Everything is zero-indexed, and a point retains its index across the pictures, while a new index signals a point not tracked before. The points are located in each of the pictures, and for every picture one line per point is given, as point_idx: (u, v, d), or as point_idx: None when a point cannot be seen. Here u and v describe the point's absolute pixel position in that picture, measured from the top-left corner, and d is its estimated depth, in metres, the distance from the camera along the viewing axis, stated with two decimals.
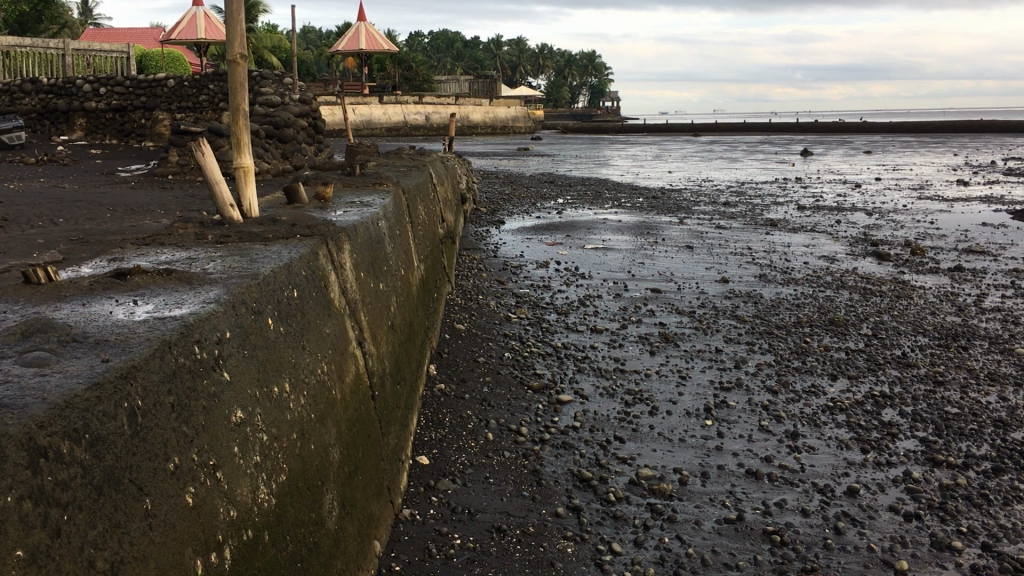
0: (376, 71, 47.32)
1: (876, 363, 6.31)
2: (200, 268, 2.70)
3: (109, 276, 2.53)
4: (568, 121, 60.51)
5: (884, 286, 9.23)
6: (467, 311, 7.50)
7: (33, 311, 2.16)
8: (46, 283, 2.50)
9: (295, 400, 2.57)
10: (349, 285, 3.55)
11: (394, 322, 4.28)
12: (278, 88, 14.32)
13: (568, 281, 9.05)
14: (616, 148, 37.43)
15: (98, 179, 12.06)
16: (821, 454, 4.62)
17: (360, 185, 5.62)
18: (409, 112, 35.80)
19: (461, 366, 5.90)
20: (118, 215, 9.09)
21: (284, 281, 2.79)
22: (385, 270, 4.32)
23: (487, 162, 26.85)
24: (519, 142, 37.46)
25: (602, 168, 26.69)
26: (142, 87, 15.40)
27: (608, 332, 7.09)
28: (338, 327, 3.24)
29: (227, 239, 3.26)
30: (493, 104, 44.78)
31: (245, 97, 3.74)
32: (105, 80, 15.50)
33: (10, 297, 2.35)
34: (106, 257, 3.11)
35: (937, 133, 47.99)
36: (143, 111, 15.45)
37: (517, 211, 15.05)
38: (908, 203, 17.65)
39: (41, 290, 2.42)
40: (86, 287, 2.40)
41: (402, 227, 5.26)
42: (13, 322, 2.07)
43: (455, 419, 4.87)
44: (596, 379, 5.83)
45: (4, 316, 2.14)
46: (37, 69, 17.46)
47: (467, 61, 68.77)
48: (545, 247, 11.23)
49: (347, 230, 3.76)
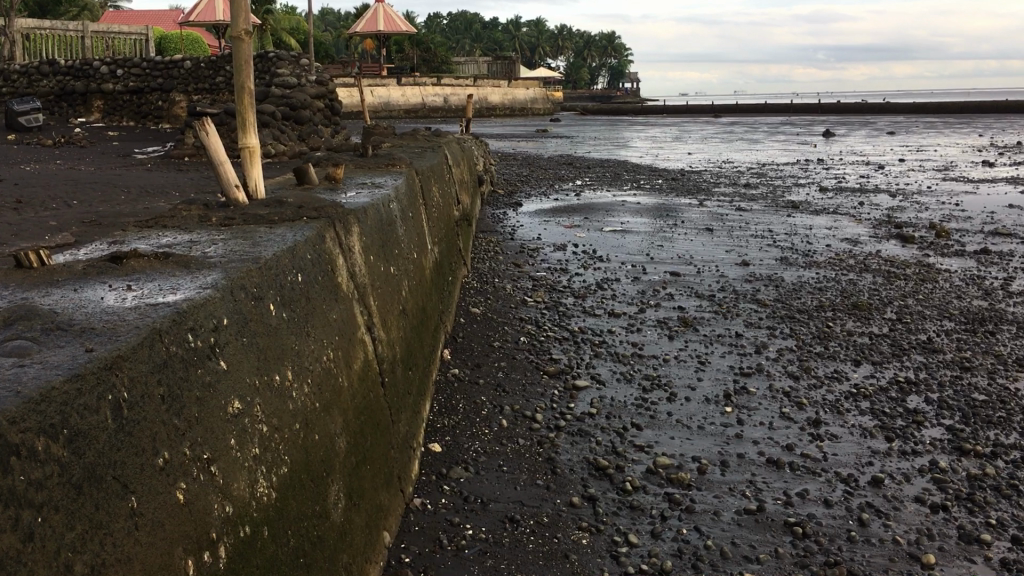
0: (394, 52, 47.12)
1: (900, 348, 6.16)
2: (200, 252, 2.61)
3: (103, 260, 2.44)
4: (587, 103, 60.19)
5: (909, 269, 9.04)
6: (483, 294, 7.39)
7: (22, 296, 2.08)
8: (39, 267, 2.42)
9: (297, 388, 2.48)
10: (358, 268, 3.45)
11: (405, 307, 4.19)
12: (295, 70, 14.21)
13: (586, 265, 8.92)
14: (635, 130, 37.09)
15: (115, 161, 12.03)
16: (844, 443, 4.49)
17: (372, 166, 5.51)
18: (427, 94, 35.63)
19: (476, 350, 5.81)
20: (133, 198, 9.02)
21: (287, 265, 2.69)
22: (397, 253, 4.22)
23: (506, 144, 26.69)
24: (537, 125, 37.24)
25: (622, 149, 26.50)
26: (159, 69, 15.33)
27: (626, 316, 6.98)
28: (345, 313, 3.15)
29: (232, 222, 3.17)
30: (512, 85, 44.52)
31: (250, 75, 3.63)
32: (122, 61, 15.46)
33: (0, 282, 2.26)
34: (105, 240, 3.04)
35: (962, 113, 47.30)
36: (160, 93, 15.40)
37: (535, 193, 14.92)
38: (933, 185, 17.36)
39: (33, 275, 2.33)
40: (78, 272, 2.32)
41: (415, 209, 5.16)
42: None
43: (469, 405, 4.78)
44: (613, 364, 5.72)
45: None
46: (56, 51, 17.44)
47: (486, 42, 68.41)
48: (563, 230, 11.09)
49: (356, 212, 3.66)
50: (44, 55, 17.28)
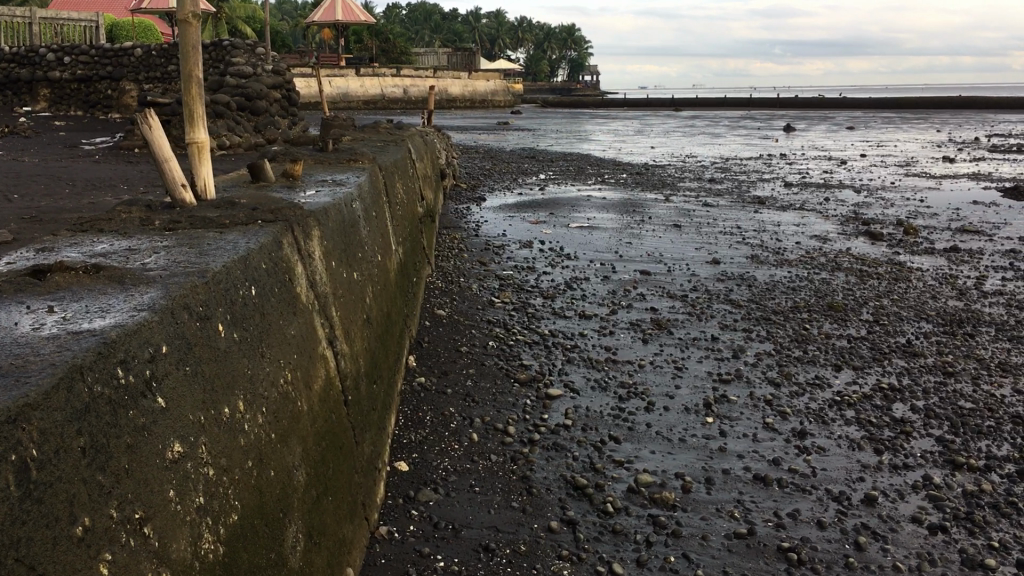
0: (354, 43, 46.48)
1: (880, 352, 5.97)
2: (138, 263, 2.29)
3: (24, 276, 2.12)
4: (548, 95, 59.96)
5: (881, 268, 8.91)
6: (448, 295, 7.10)
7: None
8: None
9: (250, 418, 2.18)
10: (318, 277, 3.15)
11: (369, 317, 3.89)
12: (250, 59, 13.75)
13: (553, 263, 8.66)
14: (596, 123, 36.94)
15: (61, 152, 11.53)
16: (833, 456, 4.28)
17: (333, 162, 5.19)
18: (387, 85, 35.13)
19: (443, 356, 5.52)
20: (78, 192, 8.58)
21: (239, 277, 2.38)
22: (360, 257, 3.91)
23: (467, 136, 26.32)
24: (499, 117, 36.90)
25: (584, 142, 26.26)
26: (109, 57, 14.77)
27: (597, 318, 6.73)
28: (304, 328, 2.84)
29: (177, 227, 2.85)
30: (473, 77, 44.11)
31: (199, 62, 3.29)
32: (70, 49, 14.87)
33: None
34: (31, 247, 2.70)
35: (918, 109, 47.77)
36: (110, 81, 14.85)
37: (499, 187, 14.64)
38: (896, 180, 17.35)
39: None
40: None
41: (379, 208, 4.85)
42: None
43: (436, 418, 4.50)
44: (586, 371, 5.46)
45: None
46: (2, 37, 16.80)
47: (446, 34, 67.88)
48: (528, 226, 10.82)
49: (316, 213, 3.35)
50: None
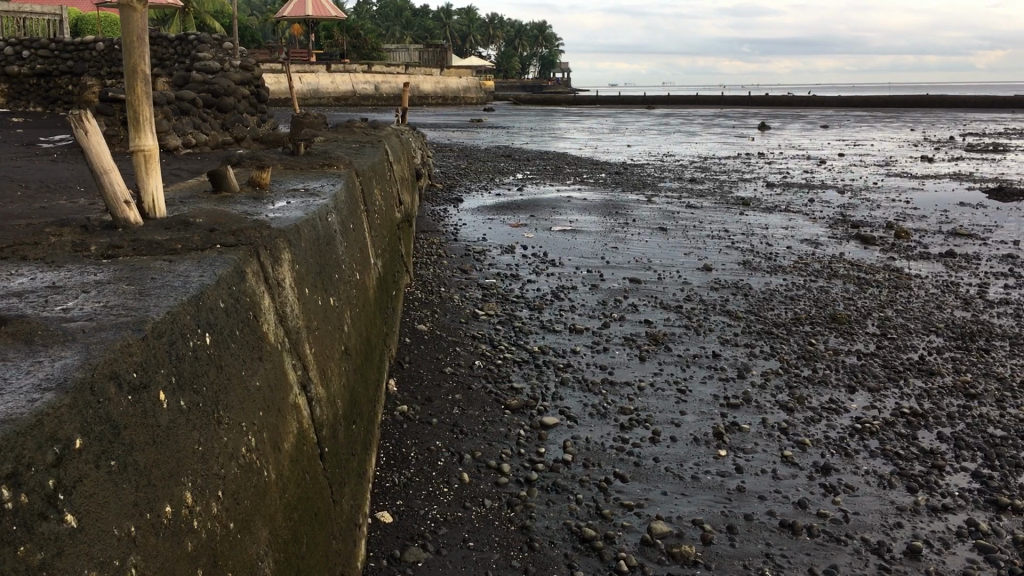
0: (323, 38, 45.77)
1: (894, 371, 5.57)
2: (59, 310, 1.80)
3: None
4: (519, 91, 59.46)
5: (879, 275, 8.53)
6: (429, 308, 6.61)
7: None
8: None
9: (200, 508, 1.69)
10: (289, 309, 2.66)
11: (347, 347, 3.40)
12: (218, 53, 13.12)
13: (538, 270, 8.20)
14: (570, 121, 36.45)
15: (17, 151, 10.88)
16: (863, 497, 3.86)
17: (305, 167, 4.69)
18: (357, 81, 34.51)
19: (427, 379, 5.03)
20: (31, 194, 8.01)
21: (189, 323, 1.89)
22: (337, 279, 3.43)
23: (440, 135, 25.82)
24: (472, 114, 36.38)
25: (558, 141, 25.76)
26: (69, 51, 14.01)
27: (589, 332, 6.27)
28: (272, 376, 2.36)
29: (119, 254, 2.36)
30: (445, 72, 43.45)
31: (146, 52, 2.80)
32: (28, 42, 14.19)
33: None
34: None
35: (888, 106, 47.85)
36: (70, 77, 14.17)
37: (476, 187, 14.15)
38: (878, 181, 17.07)
39: None
40: None
41: (357, 218, 4.37)
42: None
43: (422, 454, 4.02)
44: (583, 395, 4.99)
45: None
46: None
47: (417, 31, 67.23)
48: (509, 229, 10.36)
49: (286, 232, 2.86)
50: None
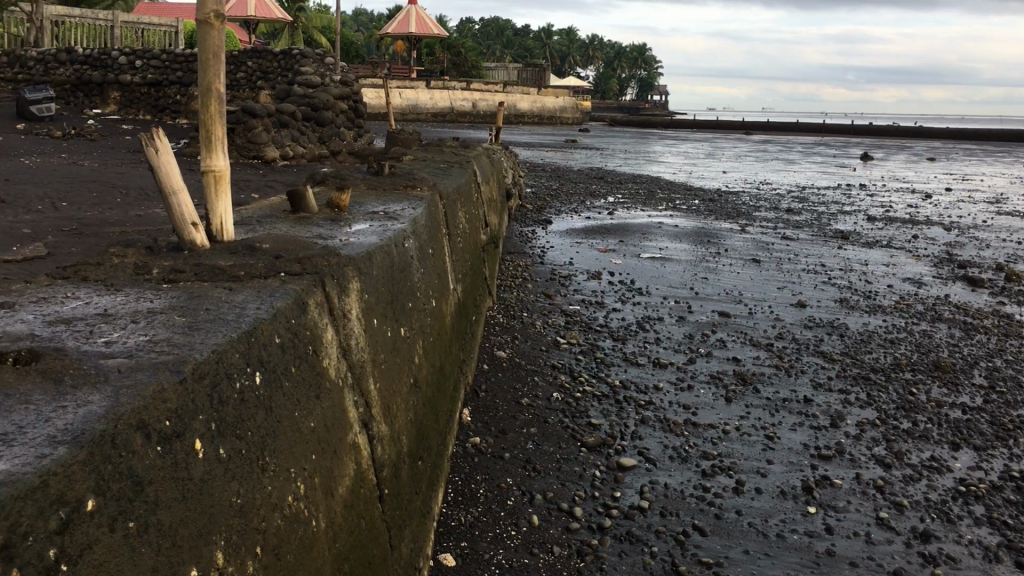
0: (425, 55, 46.43)
1: (1003, 429, 5.17)
2: (103, 344, 1.70)
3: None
4: (615, 113, 59.19)
5: (987, 320, 8.04)
6: (510, 333, 6.46)
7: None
8: None
9: (232, 568, 1.55)
10: (355, 342, 2.54)
11: (418, 380, 3.26)
12: (319, 68, 13.31)
13: (624, 298, 7.99)
14: (665, 144, 36.02)
15: (123, 157, 11.21)
16: (968, 572, 3.53)
17: (388, 188, 4.61)
18: (455, 98, 34.83)
19: (502, 410, 4.88)
20: (131, 201, 8.19)
21: (237, 362, 1.77)
22: (410, 308, 3.31)
23: (534, 154, 25.79)
24: (567, 134, 36.34)
25: (653, 165, 25.45)
26: (179, 61, 14.54)
27: (674, 367, 6.02)
28: (331, 415, 2.22)
29: (180, 281, 2.28)
30: (543, 92, 43.55)
31: (221, 73, 2.75)
32: (142, 52, 14.72)
33: None
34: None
35: (1000, 141, 46.00)
36: (179, 87, 14.56)
37: (566, 210, 14.00)
38: (989, 219, 16.28)
39: None
40: None
41: (437, 242, 4.26)
42: None
43: (491, 492, 3.86)
44: (664, 436, 4.76)
45: None
46: (89, 40, 17.07)
47: (516, 49, 67.67)
48: (597, 254, 10.16)
49: (356, 260, 2.75)
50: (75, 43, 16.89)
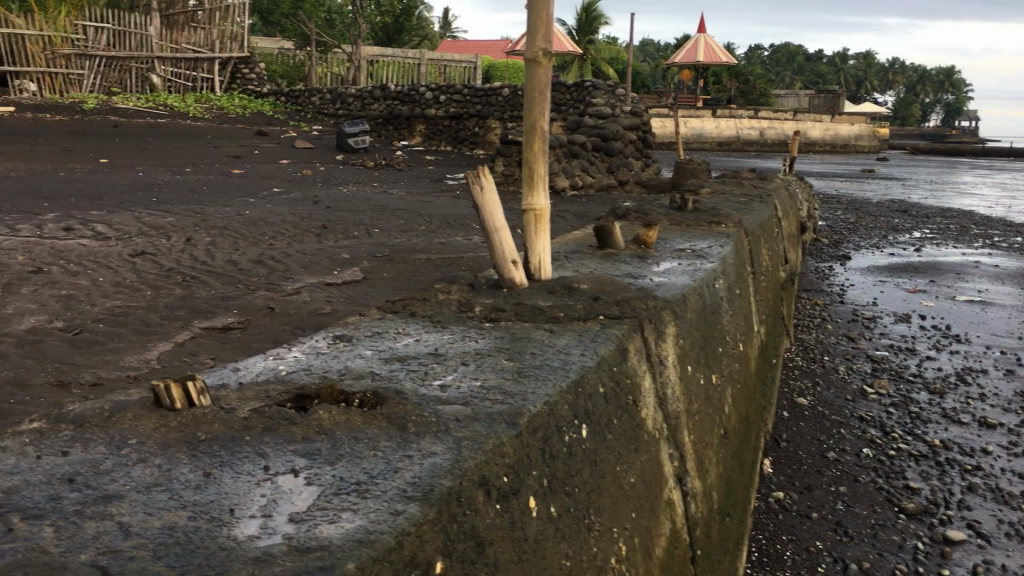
0: (713, 83, 45.78)
1: None
2: (436, 388, 1.69)
3: (286, 406, 1.60)
4: (918, 140, 55.13)
5: None
6: (811, 379, 6.05)
7: (113, 486, 1.26)
8: (179, 410, 1.53)
9: None
10: (670, 391, 2.41)
11: (727, 430, 3.08)
12: (610, 100, 13.41)
13: (939, 346, 7.27)
14: (978, 175, 32.93)
15: (427, 186, 11.89)
16: None
17: (692, 223, 4.46)
18: (744, 127, 33.96)
19: (807, 463, 4.54)
20: (434, 229, 8.62)
21: (566, 414, 1.70)
22: (720, 354, 3.13)
23: (828, 184, 24.50)
24: (864, 164, 34.26)
25: (963, 197, 23.31)
26: (479, 95, 15.37)
27: (1005, 429, 5.34)
28: (649, 470, 2.10)
29: (501, 321, 2.26)
30: (838, 119, 41.46)
31: (545, 109, 2.80)
32: (447, 88, 15.70)
33: (122, 441, 1.44)
34: (326, 331, 2.24)
35: None
36: (479, 119, 15.29)
37: (866, 245, 13.11)
38: None
39: (178, 424, 1.48)
40: (231, 426, 1.47)
41: (743, 281, 4.04)
42: (65, 527, 1.14)
43: (798, 556, 3.57)
44: (998, 509, 4.20)
45: (73, 497, 1.23)
46: (398, 77, 18.52)
47: (809, 75, 65.04)
48: (905, 295, 9.37)
49: (672, 302, 2.63)
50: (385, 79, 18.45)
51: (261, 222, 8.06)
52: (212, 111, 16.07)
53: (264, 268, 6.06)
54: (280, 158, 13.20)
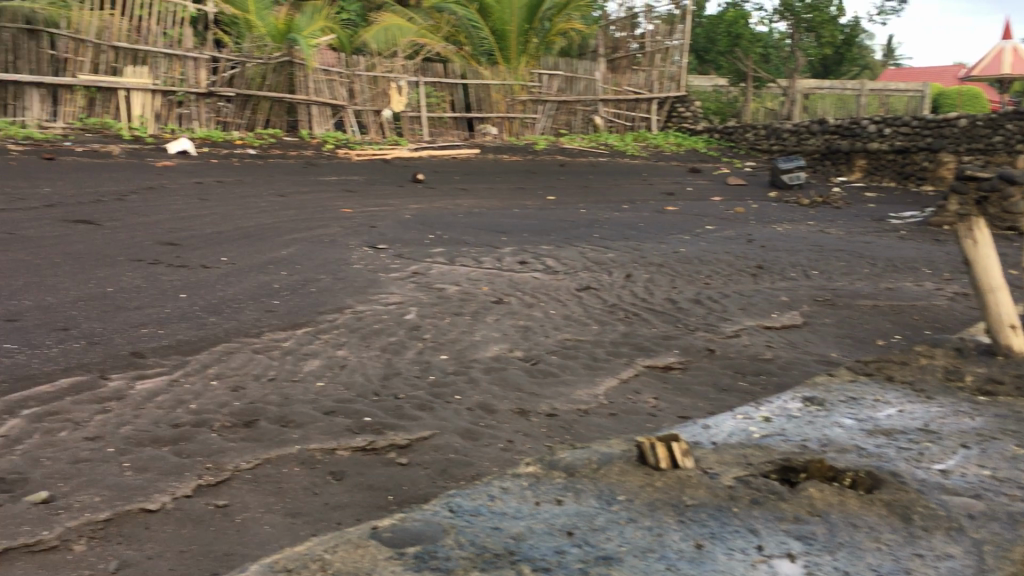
0: None
1: None
2: None
3: (768, 477, 3.09)
4: None
5: None
6: None
7: (608, 545, 2.55)
8: (658, 463, 3.05)
9: None
10: None
11: None
12: None
13: None
14: None
15: (869, 225, 11.14)
16: None
17: None
18: None
19: None
20: (877, 273, 8.02)
21: None
22: None
23: None
24: None
25: None
26: (932, 127, 14.45)
27: None
28: None
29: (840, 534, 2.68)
30: None
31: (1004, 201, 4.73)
32: (892, 120, 14.84)
33: (623, 484, 2.95)
34: (750, 467, 3.20)
35: None
36: (928, 152, 14.40)
37: None
38: None
39: (649, 491, 2.91)
40: (666, 505, 2.81)
41: None
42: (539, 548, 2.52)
43: None
44: None
45: (559, 531, 2.63)
46: (833, 109, 17.80)
47: None
48: None
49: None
50: (819, 113, 17.98)
51: (697, 260, 8.10)
52: (649, 150, 16.63)
53: (701, 307, 6.06)
54: (713, 195, 13.22)
